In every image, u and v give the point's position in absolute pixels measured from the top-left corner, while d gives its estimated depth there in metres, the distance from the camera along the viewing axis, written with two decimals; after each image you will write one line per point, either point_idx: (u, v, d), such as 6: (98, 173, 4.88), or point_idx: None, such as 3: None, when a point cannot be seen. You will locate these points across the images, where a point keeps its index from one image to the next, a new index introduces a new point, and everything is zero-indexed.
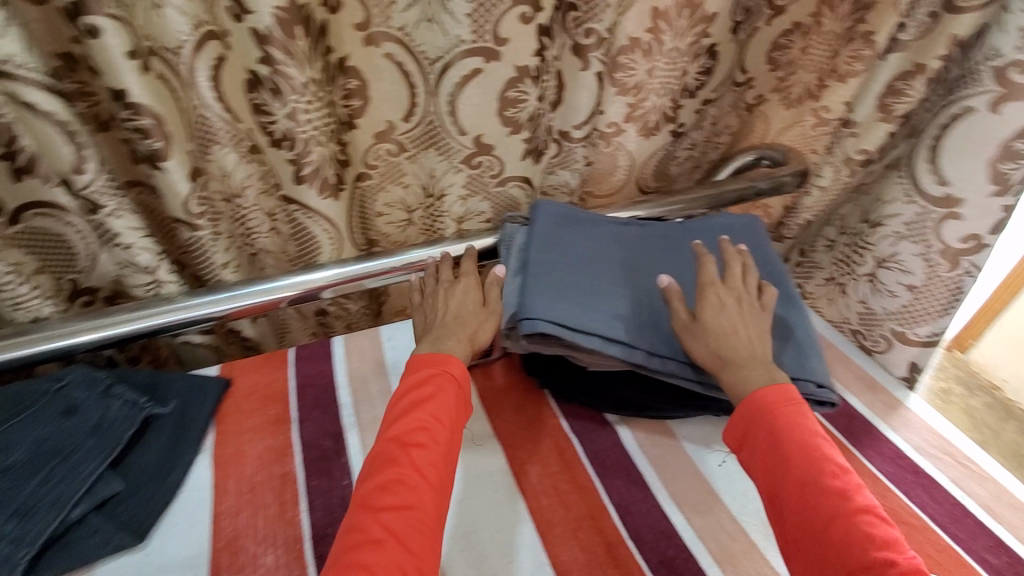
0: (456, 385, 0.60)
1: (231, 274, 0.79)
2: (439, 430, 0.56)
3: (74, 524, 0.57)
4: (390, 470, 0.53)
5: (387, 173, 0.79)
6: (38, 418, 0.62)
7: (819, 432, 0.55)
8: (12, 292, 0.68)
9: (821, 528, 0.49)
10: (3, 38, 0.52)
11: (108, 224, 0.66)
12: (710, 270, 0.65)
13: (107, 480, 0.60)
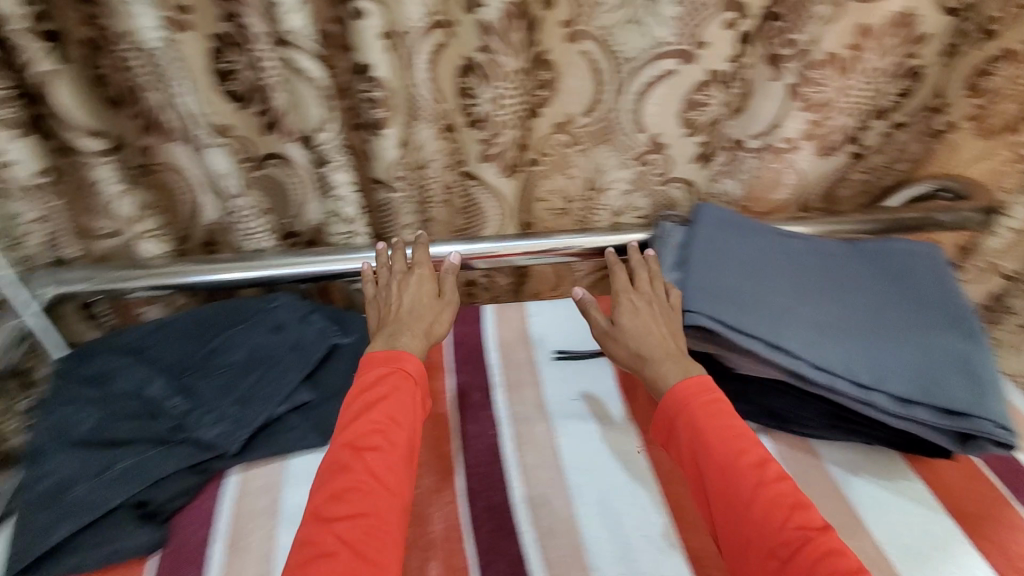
0: (407, 382, 0.65)
1: (409, 234, 0.89)
2: (395, 432, 0.61)
3: (276, 419, 0.70)
4: (348, 468, 0.57)
5: (557, 162, 0.85)
6: (255, 328, 0.76)
7: (728, 418, 0.61)
8: (248, 225, 0.83)
9: (742, 512, 0.55)
10: (296, 15, 0.63)
11: (331, 176, 0.78)
12: (623, 282, 0.73)
13: (301, 390, 0.71)
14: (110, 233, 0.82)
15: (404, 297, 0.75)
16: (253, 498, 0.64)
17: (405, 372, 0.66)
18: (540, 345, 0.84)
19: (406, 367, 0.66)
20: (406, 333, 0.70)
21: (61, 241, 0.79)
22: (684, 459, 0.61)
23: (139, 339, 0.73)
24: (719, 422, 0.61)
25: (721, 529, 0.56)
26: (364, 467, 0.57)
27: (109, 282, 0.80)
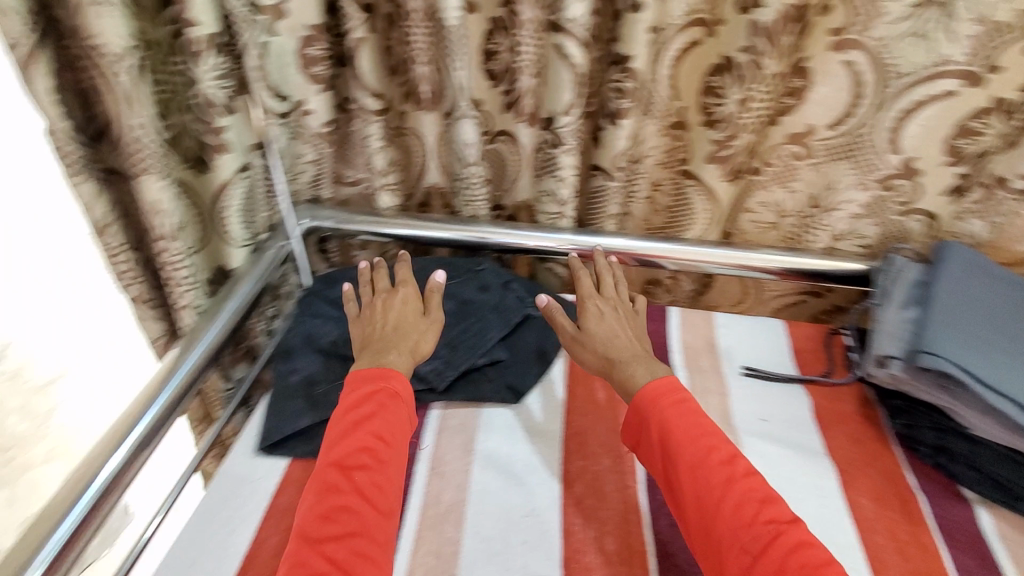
0: (395, 400, 0.65)
1: (612, 224, 0.91)
2: (389, 440, 0.62)
3: (474, 369, 0.77)
4: (339, 482, 0.58)
5: (780, 173, 0.82)
6: (465, 285, 0.84)
7: (698, 418, 0.62)
8: (471, 194, 0.92)
9: (712, 513, 0.55)
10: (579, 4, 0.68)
11: (558, 158, 0.82)
12: (586, 286, 0.78)
13: (496, 348, 0.78)
14: (354, 182, 0.96)
15: (398, 318, 0.73)
16: (451, 435, 0.72)
17: (394, 390, 0.65)
18: (728, 359, 0.82)
19: (390, 385, 0.65)
20: (396, 349, 0.70)
21: (321, 184, 0.94)
22: (658, 455, 0.62)
23: (373, 276, 0.84)
24: (691, 422, 0.62)
25: (690, 521, 0.57)
26: (354, 481, 0.58)
27: (350, 224, 0.93)
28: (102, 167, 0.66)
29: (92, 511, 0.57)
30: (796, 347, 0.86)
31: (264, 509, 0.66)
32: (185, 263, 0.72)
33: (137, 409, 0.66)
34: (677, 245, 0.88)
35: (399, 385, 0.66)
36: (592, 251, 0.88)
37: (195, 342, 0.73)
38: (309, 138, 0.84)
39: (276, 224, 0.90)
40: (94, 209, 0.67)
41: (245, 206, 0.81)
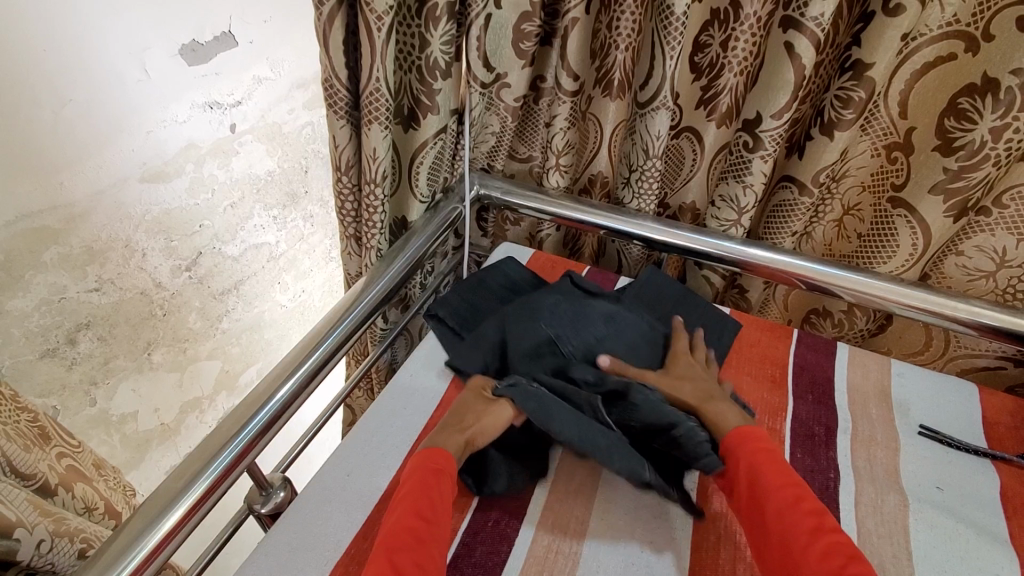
0: (441, 479, 0.56)
1: (789, 243, 0.85)
2: (433, 518, 0.53)
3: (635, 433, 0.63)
4: (378, 563, 0.48)
5: (1013, 218, 0.72)
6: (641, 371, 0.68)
7: (783, 464, 0.56)
8: (643, 188, 0.89)
9: (795, 566, 0.49)
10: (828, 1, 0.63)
11: (750, 163, 0.78)
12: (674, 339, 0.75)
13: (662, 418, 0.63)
14: (525, 159, 1.01)
15: (470, 404, 0.65)
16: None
17: (444, 469, 0.57)
18: (900, 411, 0.74)
19: (440, 466, 0.57)
20: (472, 426, 0.62)
21: (496, 155, 0.98)
22: (741, 497, 0.56)
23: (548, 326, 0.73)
24: (778, 469, 0.56)
25: None
26: (389, 559, 0.48)
27: (516, 197, 0.97)
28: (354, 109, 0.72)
29: (283, 408, 0.66)
30: (986, 418, 0.74)
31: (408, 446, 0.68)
32: (383, 210, 0.78)
33: (320, 334, 0.73)
34: (864, 276, 0.80)
35: (449, 464, 0.58)
36: (763, 266, 0.83)
37: (374, 281, 0.80)
38: (500, 110, 0.89)
39: (451, 186, 0.96)
40: (342, 154, 0.75)
41: (434, 166, 0.87)
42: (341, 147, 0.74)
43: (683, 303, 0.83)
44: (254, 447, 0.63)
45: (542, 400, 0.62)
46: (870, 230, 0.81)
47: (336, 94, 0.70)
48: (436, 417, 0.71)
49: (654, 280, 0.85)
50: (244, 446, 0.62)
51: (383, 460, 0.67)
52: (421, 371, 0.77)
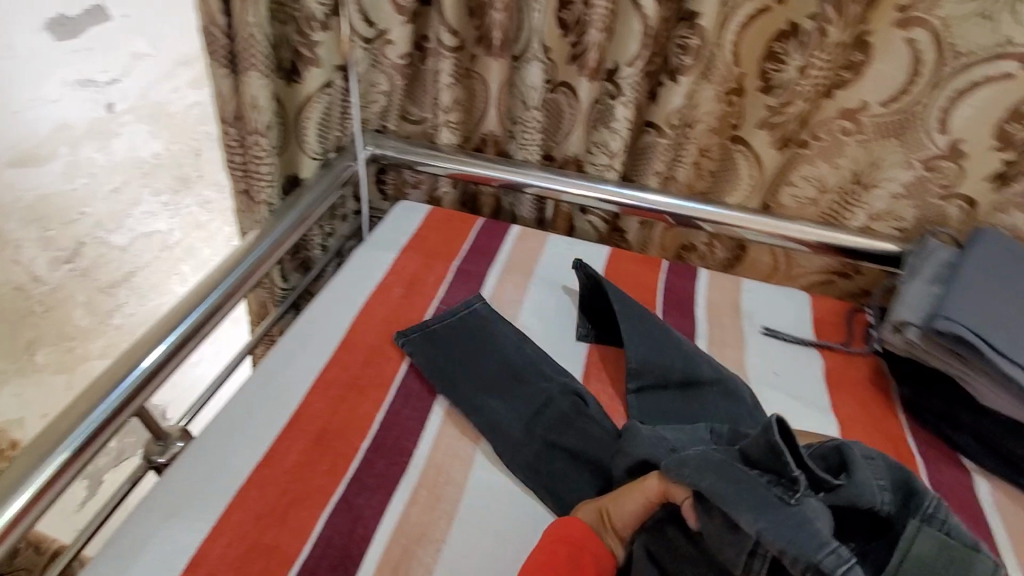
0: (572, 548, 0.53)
1: (655, 182, 0.95)
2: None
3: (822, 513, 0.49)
4: None
5: (827, 148, 0.84)
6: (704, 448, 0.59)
7: None
8: (527, 137, 0.97)
9: None
10: None
11: (614, 109, 0.88)
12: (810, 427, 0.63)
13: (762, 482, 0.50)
14: (417, 121, 1.03)
15: (633, 490, 0.55)
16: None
17: (573, 541, 0.53)
18: (748, 318, 0.86)
19: (569, 538, 0.54)
20: (620, 503, 0.55)
21: (389, 116, 1.01)
22: None
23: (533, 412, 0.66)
24: None
25: None
26: None
27: (410, 154, 1.01)
28: (227, 56, 0.74)
29: (175, 352, 0.67)
30: (815, 317, 0.87)
31: (311, 380, 0.70)
32: (270, 161, 0.80)
33: (208, 284, 0.74)
34: (712, 206, 0.92)
35: (582, 537, 0.54)
36: (633, 204, 0.93)
37: (266, 235, 0.82)
38: (386, 68, 0.92)
39: (344, 146, 0.98)
40: (226, 103, 0.77)
41: (323, 121, 0.90)
42: (224, 98, 0.77)
43: (690, 400, 0.71)
44: (144, 389, 0.63)
45: (712, 461, 0.52)
46: (720, 167, 0.93)
47: (215, 43, 0.73)
48: (337, 355, 0.74)
49: (651, 367, 0.73)
50: (133, 390, 0.62)
51: (280, 395, 0.68)
52: (321, 316, 0.79)
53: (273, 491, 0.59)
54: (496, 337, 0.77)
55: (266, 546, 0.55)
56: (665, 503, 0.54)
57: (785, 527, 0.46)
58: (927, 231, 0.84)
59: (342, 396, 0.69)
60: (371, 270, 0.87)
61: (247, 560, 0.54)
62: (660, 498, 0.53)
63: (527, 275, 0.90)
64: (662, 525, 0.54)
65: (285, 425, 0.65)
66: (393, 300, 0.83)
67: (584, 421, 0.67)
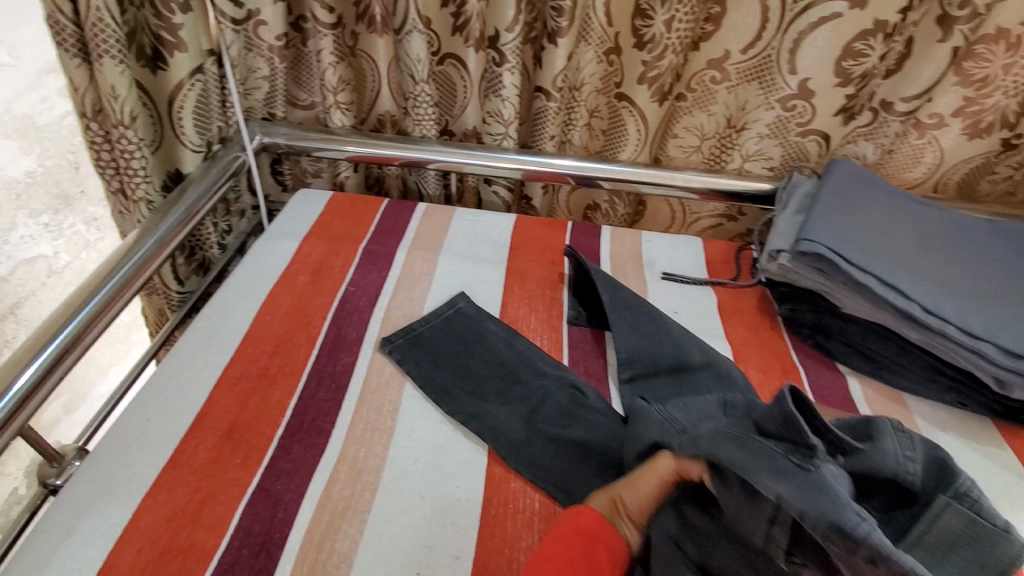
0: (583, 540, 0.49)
1: (552, 146, 0.98)
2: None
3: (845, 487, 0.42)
4: None
5: (701, 98, 0.92)
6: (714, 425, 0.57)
7: None
8: (421, 110, 0.96)
9: None
10: None
11: (502, 76, 0.90)
12: None
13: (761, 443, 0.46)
14: (309, 106, 1.01)
15: (651, 473, 0.52)
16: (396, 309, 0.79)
17: (590, 532, 0.50)
18: (648, 266, 0.91)
19: (586, 530, 0.50)
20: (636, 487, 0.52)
21: (274, 102, 0.97)
22: None
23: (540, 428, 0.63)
24: None
25: None
26: None
27: (302, 141, 0.97)
28: (76, 44, 0.69)
29: (54, 366, 0.63)
30: (707, 258, 0.93)
31: (216, 375, 0.67)
32: (141, 155, 0.77)
33: (85, 293, 0.69)
34: (607, 164, 0.96)
35: (601, 530, 0.50)
36: (533, 169, 0.95)
37: (149, 233, 0.78)
38: (264, 51, 0.89)
39: (229, 137, 0.94)
40: (84, 96, 0.73)
41: (199, 110, 0.85)
42: (80, 91, 0.72)
43: (683, 384, 0.70)
44: (21, 410, 0.59)
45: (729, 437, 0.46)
46: (610, 126, 0.98)
47: (64, 31, 0.68)
48: (242, 348, 0.71)
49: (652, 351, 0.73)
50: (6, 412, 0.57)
51: (179, 397, 0.65)
52: (222, 312, 0.75)
53: (183, 491, 0.57)
54: (485, 336, 0.76)
55: (180, 546, 0.53)
56: (681, 482, 0.51)
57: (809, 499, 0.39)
58: (795, 167, 0.92)
59: (250, 388, 0.66)
60: (273, 260, 0.84)
61: (162, 562, 0.52)
62: (675, 476, 0.50)
63: (435, 248, 0.90)
64: (678, 502, 0.50)
65: (191, 425, 0.62)
66: (299, 288, 0.80)
67: (588, 412, 0.67)
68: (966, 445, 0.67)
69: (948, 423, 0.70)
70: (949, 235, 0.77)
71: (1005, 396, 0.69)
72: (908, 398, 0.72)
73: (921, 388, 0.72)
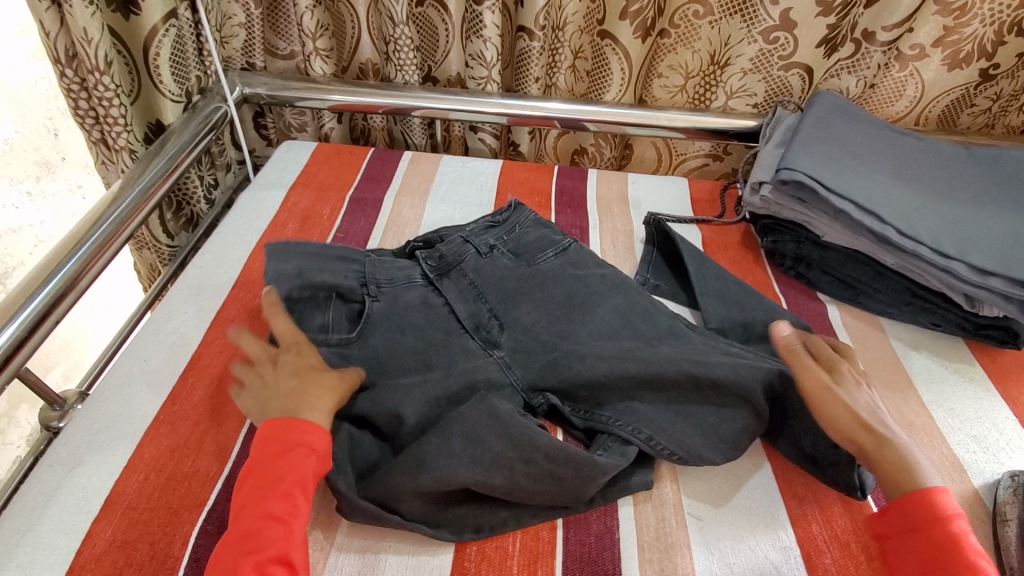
0: (299, 460, 0.50)
1: (536, 89, 0.98)
2: (292, 507, 0.48)
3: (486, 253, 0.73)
4: (239, 559, 0.45)
5: (684, 35, 0.91)
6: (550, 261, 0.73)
7: (968, 547, 0.46)
8: (402, 56, 0.94)
9: None
10: None
11: (482, 15, 0.88)
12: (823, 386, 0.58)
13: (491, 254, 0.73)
14: (288, 56, 1.00)
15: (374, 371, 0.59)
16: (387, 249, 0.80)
17: (283, 439, 0.51)
18: (634, 206, 0.92)
19: (294, 442, 0.51)
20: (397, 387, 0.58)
21: (253, 51, 0.97)
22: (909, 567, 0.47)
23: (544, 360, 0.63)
24: (926, 536, 0.47)
25: None
26: (249, 551, 0.45)
27: (284, 91, 0.97)
28: None
29: (51, 307, 0.64)
30: (693, 198, 0.94)
31: (209, 319, 0.68)
32: (119, 102, 0.78)
33: (74, 241, 0.70)
34: (592, 104, 0.95)
35: (305, 439, 0.51)
36: (518, 113, 0.95)
37: (134, 182, 0.79)
38: None
39: (208, 87, 0.93)
40: (57, 42, 0.73)
41: (176, 58, 0.85)
42: (51, 36, 0.73)
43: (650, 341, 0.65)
44: (23, 347, 0.61)
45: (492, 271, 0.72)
46: (593, 67, 0.97)
47: None
48: (235, 293, 0.72)
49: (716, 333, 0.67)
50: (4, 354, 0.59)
51: (172, 341, 0.66)
52: (212, 261, 0.76)
53: (185, 424, 0.58)
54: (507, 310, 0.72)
55: (184, 473, 0.54)
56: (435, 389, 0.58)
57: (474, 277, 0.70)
58: (778, 102, 0.93)
59: (244, 329, 0.67)
60: (260, 209, 0.85)
61: (168, 488, 0.53)
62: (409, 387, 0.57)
63: (422, 194, 0.91)
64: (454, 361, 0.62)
65: (187, 365, 0.63)
66: (287, 236, 0.81)
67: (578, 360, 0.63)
68: (939, 364, 0.70)
69: (922, 344, 0.72)
70: (929, 161, 0.78)
71: (976, 314, 0.72)
72: (884, 322, 0.75)
73: (896, 312, 0.74)
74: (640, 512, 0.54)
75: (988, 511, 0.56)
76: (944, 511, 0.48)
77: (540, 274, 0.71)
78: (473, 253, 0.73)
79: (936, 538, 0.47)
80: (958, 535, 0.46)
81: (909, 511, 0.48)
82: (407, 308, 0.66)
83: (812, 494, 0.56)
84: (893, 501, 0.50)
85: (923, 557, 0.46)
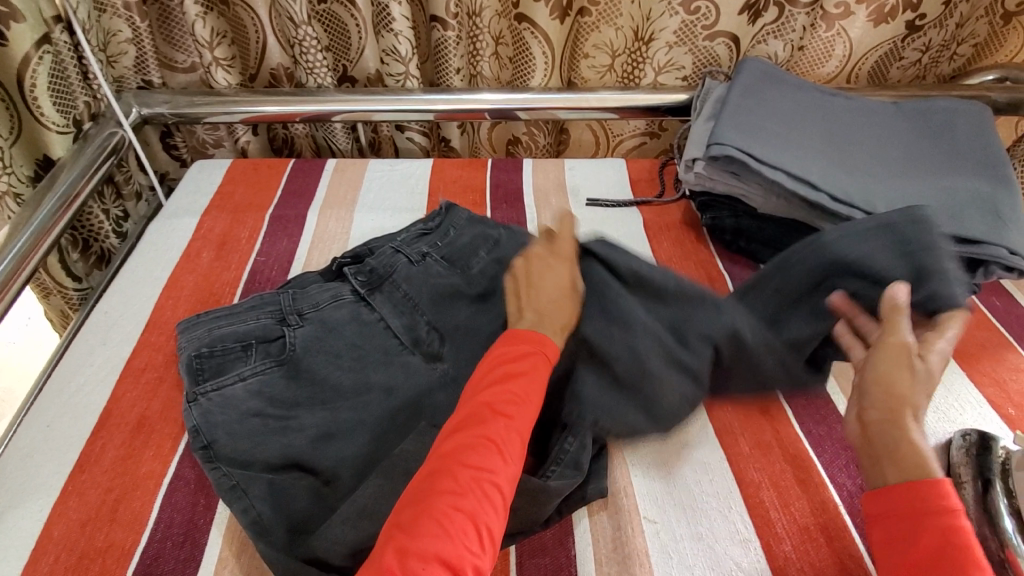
0: (540, 362, 0.52)
1: (459, 81, 0.93)
2: (529, 395, 0.49)
3: (416, 259, 0.69)
4: (479, 416, 0.47)
5: (606, 11, 0.87)
6: (482, 262, 0.69)
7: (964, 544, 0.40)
8: (311, 59, 0.88)
9: None
10: None
11: (390, 9, 0.83)
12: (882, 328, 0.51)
13: (420, 261, 0.69)
14: (189, 68, 0.93)
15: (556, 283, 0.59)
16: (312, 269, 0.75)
17: (536, 340, 0.54)
18: (572, 194, 0.89)
19: (537, 344, 0.53)
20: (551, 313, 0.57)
21: (147, 68, 0.90)
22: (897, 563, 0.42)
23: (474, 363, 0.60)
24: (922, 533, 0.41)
25: None
26: (488, 413, 0.48)
27: (187, 109, 0.89)
28: None
29: None
30: (631, 179, 0.91)
31: (118, 370, 0.63)
32: None
33: None
34: (518, 91, 0.91)
35: (545, 344, 0.53)
36: (443, 107, 0.90)
37: (22, 227, 0.71)
38: (119, 8, 0.82)
39: (100, 112, 0.86)
40: None
41: (56, 85, 0.77)
42: None
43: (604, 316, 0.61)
44: None
45: (426, 276, 0.67)
46: (516, 53, 0.93)
47: None
48: (146, 338, 0.66)
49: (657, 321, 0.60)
50: None
51: (78, 401, 0.60)
52: (120, 304, 0.70)
53: (95, 493, 0.53)
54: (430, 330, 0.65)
55: (98, 548, 0.49)
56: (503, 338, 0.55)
57: (405, 288, 0.65)
58: (707, 72, 0.90)
59: (157, 377, 0.62)
60: (170, 241, 0.78)
61: (80, 569, 0.48)
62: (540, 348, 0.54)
63: (348, 205, 0.85)
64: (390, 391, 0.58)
65: (96, 425, 0.58)
66: (202, 267, 0.75)
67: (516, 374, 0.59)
68: None
69: None
70: (860, 121, 0.77)
71: None
72: None
73: None
74: (595, 525, 0.52)
75: (943, 474, 0.56)
76: (943, 506, 0.42)
77: (477, 277, 0.68)
78: (405, 262, 0.68)
79: (927, 533, 0.41)
80: (954, 529, 0.41)
81: (900, 499, 0.43)
82: (340, 327, 0.63)
83: (768, 477, 0.55)
84: (885, 488, 0.44)
85: (912, 553, 0.41)
